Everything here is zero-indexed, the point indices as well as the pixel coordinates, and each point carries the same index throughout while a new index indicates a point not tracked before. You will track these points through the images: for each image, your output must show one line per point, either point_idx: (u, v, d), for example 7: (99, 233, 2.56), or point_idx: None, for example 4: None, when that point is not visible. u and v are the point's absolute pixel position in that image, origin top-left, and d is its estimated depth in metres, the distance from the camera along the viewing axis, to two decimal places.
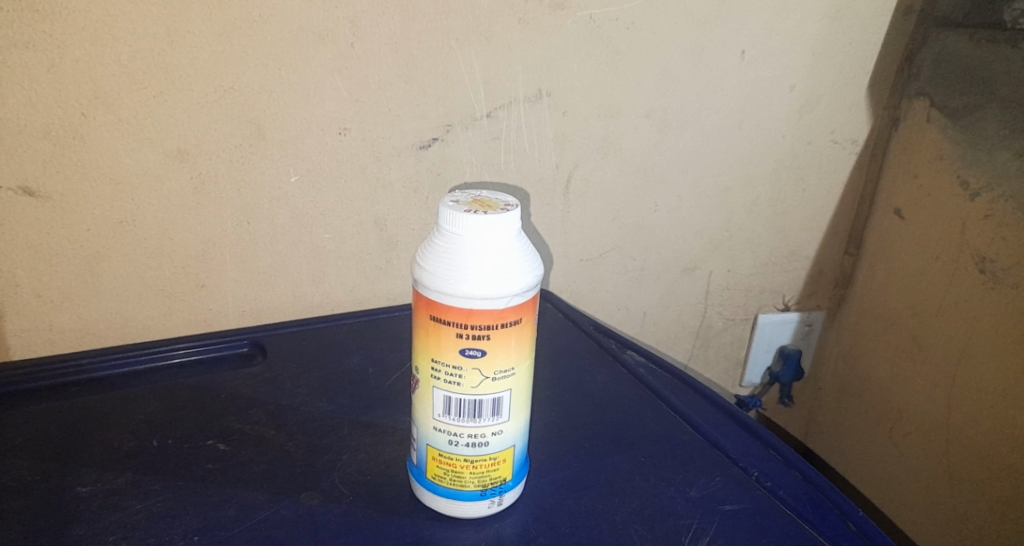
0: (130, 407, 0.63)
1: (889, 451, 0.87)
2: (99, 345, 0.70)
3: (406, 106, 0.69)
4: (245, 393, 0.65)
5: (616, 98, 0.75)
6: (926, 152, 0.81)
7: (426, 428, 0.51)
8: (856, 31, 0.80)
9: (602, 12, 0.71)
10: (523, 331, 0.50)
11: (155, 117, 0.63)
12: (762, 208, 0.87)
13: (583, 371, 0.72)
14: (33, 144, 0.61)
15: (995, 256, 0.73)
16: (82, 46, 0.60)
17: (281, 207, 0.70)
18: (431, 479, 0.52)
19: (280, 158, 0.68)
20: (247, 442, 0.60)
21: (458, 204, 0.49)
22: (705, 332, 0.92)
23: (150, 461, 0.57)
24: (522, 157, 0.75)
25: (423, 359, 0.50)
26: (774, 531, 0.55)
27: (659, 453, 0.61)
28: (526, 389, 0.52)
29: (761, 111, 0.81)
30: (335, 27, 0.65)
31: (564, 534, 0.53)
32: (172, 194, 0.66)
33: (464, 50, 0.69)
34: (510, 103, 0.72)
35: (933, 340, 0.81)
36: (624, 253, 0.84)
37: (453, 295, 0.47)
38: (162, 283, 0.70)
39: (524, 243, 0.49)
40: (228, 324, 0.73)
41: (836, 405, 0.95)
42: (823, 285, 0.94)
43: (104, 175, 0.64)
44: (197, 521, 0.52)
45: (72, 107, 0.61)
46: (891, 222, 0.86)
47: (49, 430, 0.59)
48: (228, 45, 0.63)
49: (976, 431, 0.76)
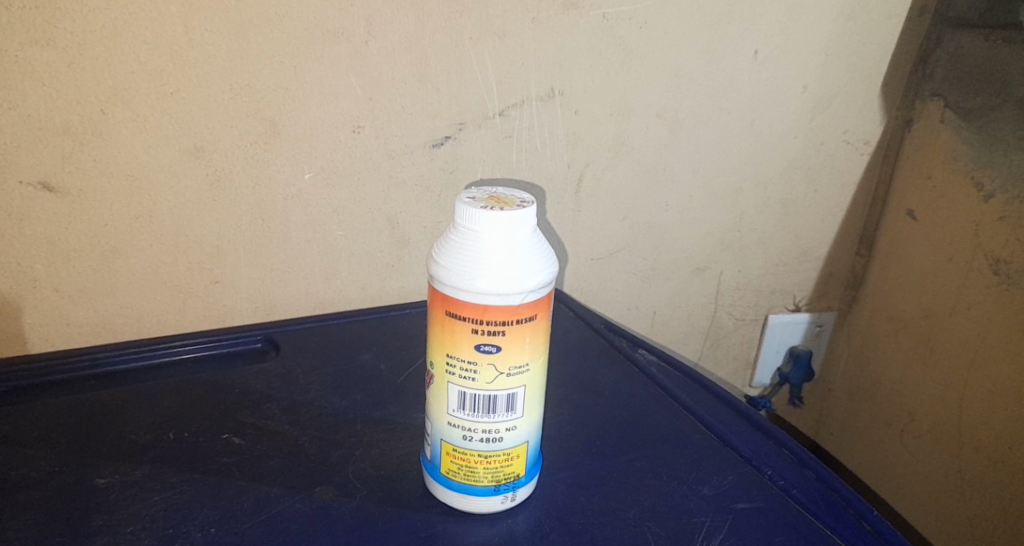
0: (146, 401, 0.63)
1: (901, 452, 0.87)
2: (115, 340, 0.70)
3: (419, 105, 0.70)
4: (258, 388, 0.66)
5: (628, 98, 0.76)
6: (939, 153, 0.81)
7: (439, 424, 0.52)
8: (869, 31, 0.80)
9: (615, 12, 0.71)
10: (538, 327, 0.50)
11: (172, 114, 0.64)
12: (775, 208, 0.87)
13: (595, 369, 0.72)
14: (53, 140, 0.62)
15: (1009, 259, 0.73)
16: (101, 43, 0.60)
17: (294, 205, 0.70)
18: (444, 474, 0.53)
19: (293, 157, 0.68)
20: (262, 436, 0.60)
21: (474, 200, 0.49)
22: (715, 332, 0.92)
23: (166, 454, 0.57)
24: (534, 156, 0.75)
25: (438, 354, 0.50)
26: (788, 530, 0.55)
27: (670, 452, 0.61)
28: (539, 385, 0.52)
29: (773, 111, 0.81)
30: (350, 25, 0.65)
31: (577, 530, 0.53)
32: (187, 191, 0.67)
33: (477, 49, 0.69)
34: (522, 102, 0.73)
35: (946, 340, 0.81)
36: (635, 252, 0.84)
37: (470, 292, 0.47)
38: (176, 279, 0.70)
39: (539, 240, 0.50)
40: (241, 321, 0.74)
41: (847, 406, 0.95)
42: (834, 287, 0.94)
43: (120, 171, 0.64)
44: (212, 514, 0.52)
45: (91, 104, 0.62)
46: (904, 222, 0.86)
47: (66, 422, 0.60)
48: (245, 43, 0.63)
49: (990, 431, 0.76)
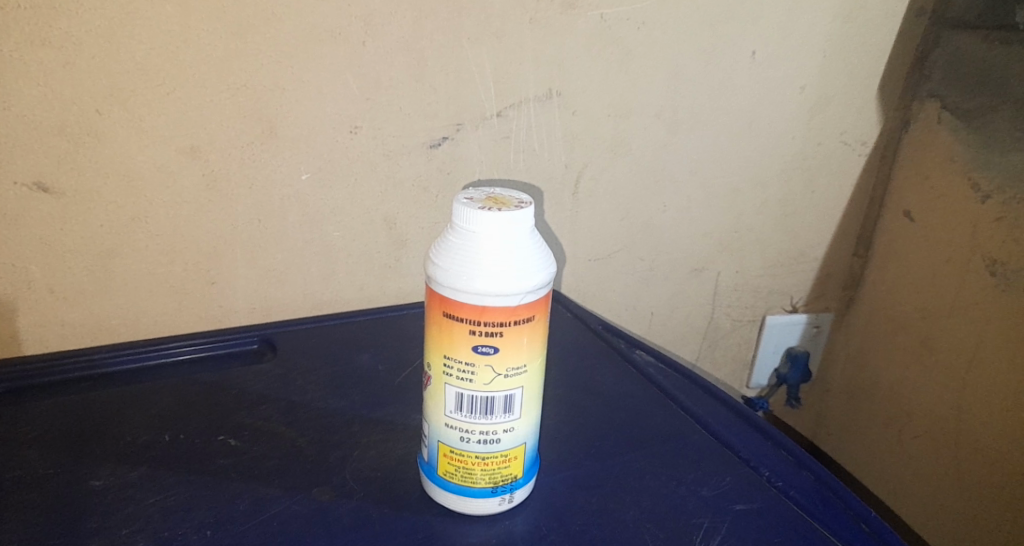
0: (142, 402, 0.63)
1: (899, 451, 0.87)
2: (111, 341, 0.70)
3: (417, 105, 0.70)
4: (256, 389, 0.65)
5: (627, 98, 0.75)
6: (937, 154, 0.81)
7: (437, 425, 0.51)
8: (867, 32, 0.80)
9: (613, 12, 0.71)
10: (536, 328, 0.50)
11: (168, 114, 0.64)
12: (773, 208, 0.87)
13: (593, 370, 0.72)
14: (49, 140, 0.62)
15: (1007, 259, 0.73)
16: (97, 43, 0.60)
17: (292, 205, 0.70)
18: (442, 475, 0.52)
19: (291, 157, 0.68)
20: (260, 437, 0.60)
21: (472, 201, 0.49)
22: (713, 333, 0.92)
23: (163, 455, 0.57)
24: (532, 156, 0.75)
25: (435, 355, 0.50)
26: (786, 531, 0.54)
27: (668, 453, 0.61)
28: (538, 386, 0.52)
29: (771, 111, 0.81)
30: (347, 25, 0.65)
31: (575, 531, 0.53)
32: (185, 191, 0.67)
33: (475, 49, 0.69)
34: (520, 102, 0.72)
35: (943, 340, 0.81)
36: (633, 253, 0.84)
37: (468, 292, 0.47)
38: (173, 280, 0.70)
39: (537, 240, 0.50)
40: (238, 321, 0.74)
41: (845, 406, 0.95)
42: (832, 287, 0.94)
43: (117, 172, 0.64)
44: (209, 515, 0.52)
45: (88, 103, 0.61)
46: (902, 223, 0.86)
47: (62, 424, 0.60)
48: (242, 42, 0.63)
49: (987, 431, 0.76)
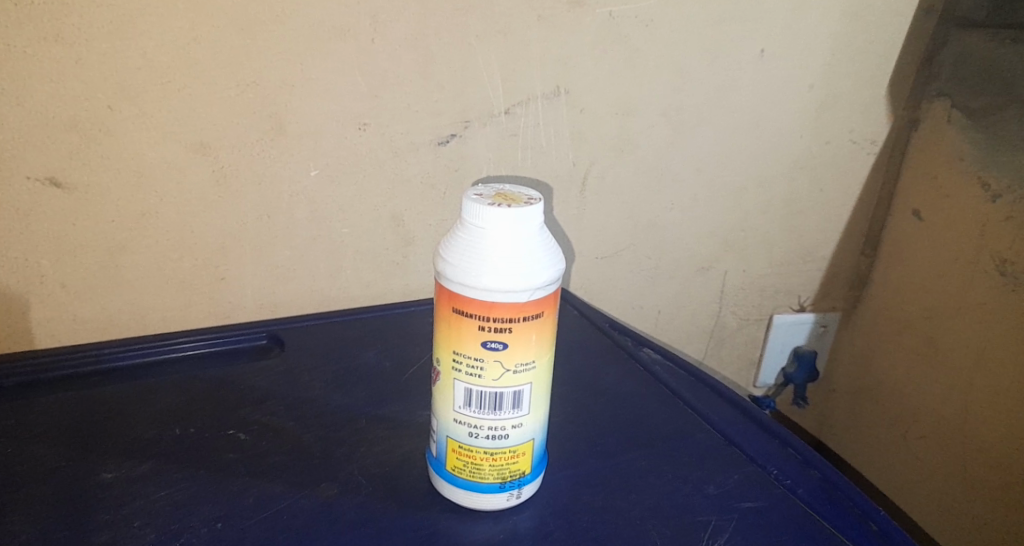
0: (151, 397, 0.63)
1: (906, 451, 0.86)
2: (120, 336, 0.70)
3: (424, 102, 0.70)
4: (263, 385, 0.66)
5: (633, 96, 0.75)
6: (945, 153, 0.81)
7: (445, 420, 0.52)
8: (876, 30, 0.80)
9: (621, 10, 0.71)
10: (545, 324, 0.50)
11: (178, 110, 0.64)
12: (780, 207, 0.86)
13: (599, 368, 0.72)
14: (60, 135, 0.62)
15: (1016, 260, 0.73)
16: (108, 40, 0.60)
17: (300, 201, 0.70)
18: (450, 471, 0.53)
19: (299, 154, 0.68)
20: (267, 432, 0.60)
21: (481, 197, 0.49)
22: (719, 332, 0.92)
23: (171, 450, 0.57)
24: (539, 154, 0.75)
25: (444, 350, 0.50)
26: (792, 529, 0.54)
27: (675, 451, 0.61)
28: (545, 382, 0.52)
29: (778, 110, 0.81)
30: (355, 22, 0.65)
31: (581, 529, 0.53)
32: (194, 187, 0.67)
33: (482, 47, 0.69)
34: (528, 100, 0.72)
35: (951, 340, 0.80)
36: (639, 251, 0.84)
37: (477, 288, 0.47)
38: (182, 276, 0.70)
39: (545, 237, 0.50)
40: (246, 317, 0.74)
41: (851, 406, 0.95)
42: (839, 287, 0.94)
43: (127, 168, 0.64)
44: (216, 509, 0.52)
45: (98, 99, 0.62)
46: (909, 222, 0.85)
47: (71, 417, 0.60)
48: (251, 39, 0.63)
49: (995, 430, 0.76)
